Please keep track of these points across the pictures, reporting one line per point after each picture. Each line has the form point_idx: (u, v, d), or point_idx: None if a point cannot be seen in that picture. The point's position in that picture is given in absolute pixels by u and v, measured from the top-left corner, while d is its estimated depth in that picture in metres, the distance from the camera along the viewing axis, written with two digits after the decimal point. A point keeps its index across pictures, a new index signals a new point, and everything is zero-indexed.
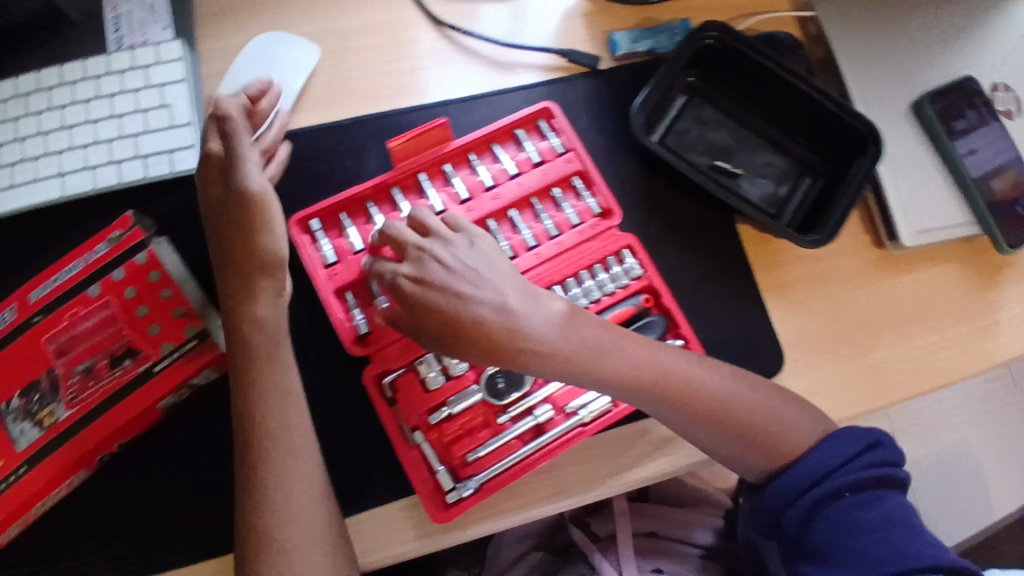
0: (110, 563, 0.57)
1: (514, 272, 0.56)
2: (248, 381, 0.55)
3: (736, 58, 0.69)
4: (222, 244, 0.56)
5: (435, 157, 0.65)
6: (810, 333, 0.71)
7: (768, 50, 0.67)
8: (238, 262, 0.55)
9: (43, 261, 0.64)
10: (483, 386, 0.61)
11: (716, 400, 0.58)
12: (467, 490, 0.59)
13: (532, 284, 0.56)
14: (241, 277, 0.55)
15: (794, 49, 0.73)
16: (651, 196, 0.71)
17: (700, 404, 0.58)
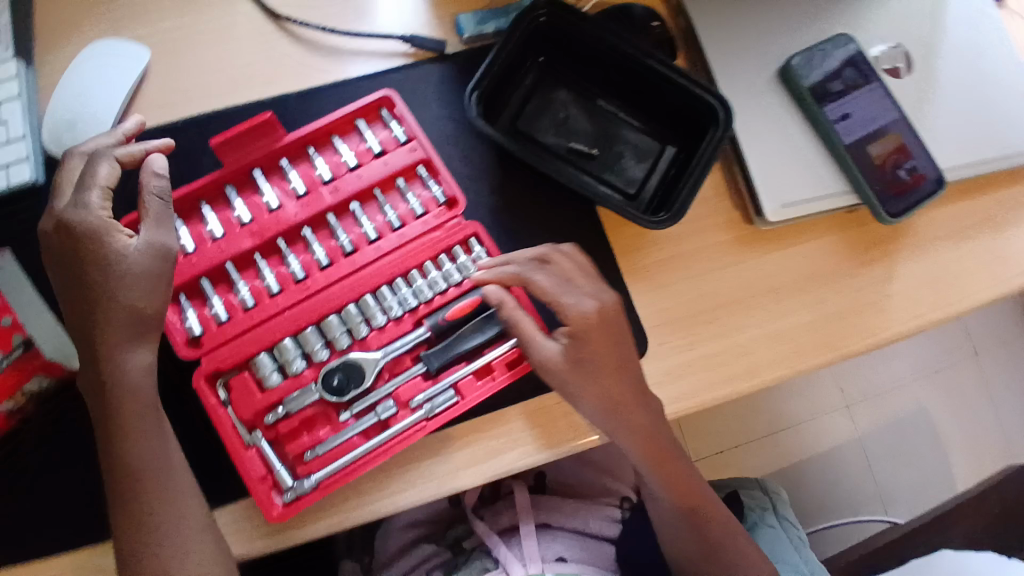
0: None
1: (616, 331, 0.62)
2: (111, 432, 0.55)
3: (577, 36, 0.68)
4: (64, 294, 0.57)
5: (269, 153, 0.65)
6: (673, 314, 0.70)
7: (605, 27, 0.67)
8: (96, 319, 0.56)
9: None
10: (321, 384, 0.61)
11: (683, 463, 0.66)
12: (303, 489, 0.59)
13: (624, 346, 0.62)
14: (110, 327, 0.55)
15: (647, 22, 0.73)
16: (504, 182, 0.70)
17: (676, 469, 0.65)
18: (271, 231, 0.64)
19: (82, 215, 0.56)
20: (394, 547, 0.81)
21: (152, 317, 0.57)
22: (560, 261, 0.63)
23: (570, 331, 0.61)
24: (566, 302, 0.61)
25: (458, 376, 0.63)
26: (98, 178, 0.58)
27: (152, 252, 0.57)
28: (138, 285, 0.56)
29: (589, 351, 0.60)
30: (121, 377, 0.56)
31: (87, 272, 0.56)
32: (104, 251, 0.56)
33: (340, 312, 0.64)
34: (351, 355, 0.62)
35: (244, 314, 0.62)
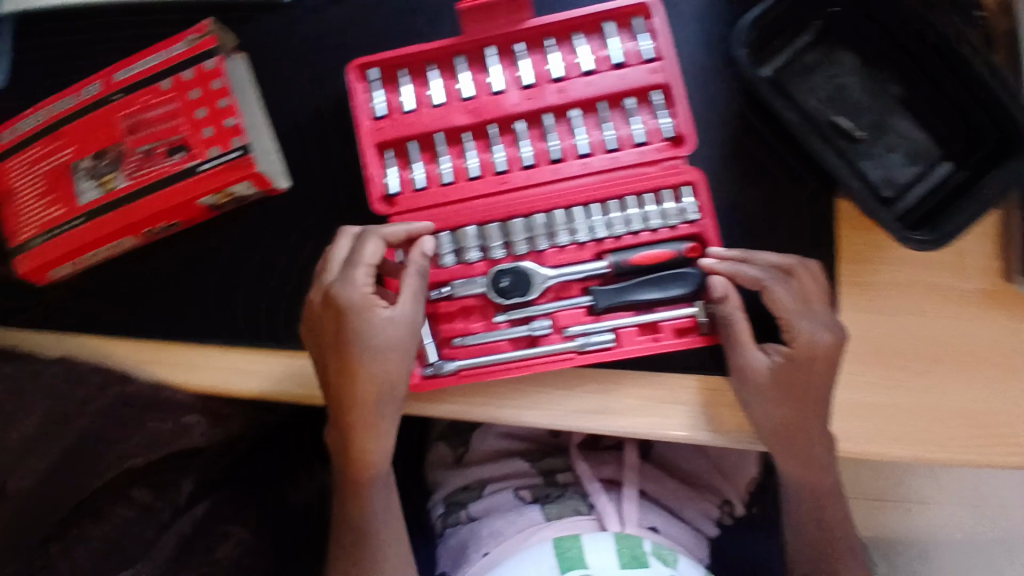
0: (135, 326, 0.65)
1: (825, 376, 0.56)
2: (342, 410, 0.56)
3: None
4: (323, 356, 0.56)
5: (508, 31, 0.59)
6: (875, 344, 0.60)
7: None
8: (335, 328, 0.55)
9: (129, 48, 0.67)
10: (489, 281, 0.60)
11: (829, 490, 0.63)
12: (443, 370, 0.60)
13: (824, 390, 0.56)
14: (348, 407, 0.55)
15: (972, 7, 0.59)
16: (743, 136, 0.63)
17: (816, 494, 0.63)
18: (487, 114, 0.60)
19: (356, 293, 0.54)
20: (488, 449, 0.84)
21: (388, 343, 0.54)
22: (806, 278, 0.57)
23: (790, 353, 0.57)
24: (800, 326, 0.56)
25: (621, 322, 0.59)
26: (364, 259, 0.55)
27: (405, 325, 0.55)
28: (394, 355, 0.55)
29: (798, 382, 0.56)
30: (366, 368, 0.54)
31: (352, 339, 0.54)
32: (366, 326, 0.54)
33: (527, 218, 0.60)
34: (525, 262, 0.60)
35: (438, 189, 0.60)
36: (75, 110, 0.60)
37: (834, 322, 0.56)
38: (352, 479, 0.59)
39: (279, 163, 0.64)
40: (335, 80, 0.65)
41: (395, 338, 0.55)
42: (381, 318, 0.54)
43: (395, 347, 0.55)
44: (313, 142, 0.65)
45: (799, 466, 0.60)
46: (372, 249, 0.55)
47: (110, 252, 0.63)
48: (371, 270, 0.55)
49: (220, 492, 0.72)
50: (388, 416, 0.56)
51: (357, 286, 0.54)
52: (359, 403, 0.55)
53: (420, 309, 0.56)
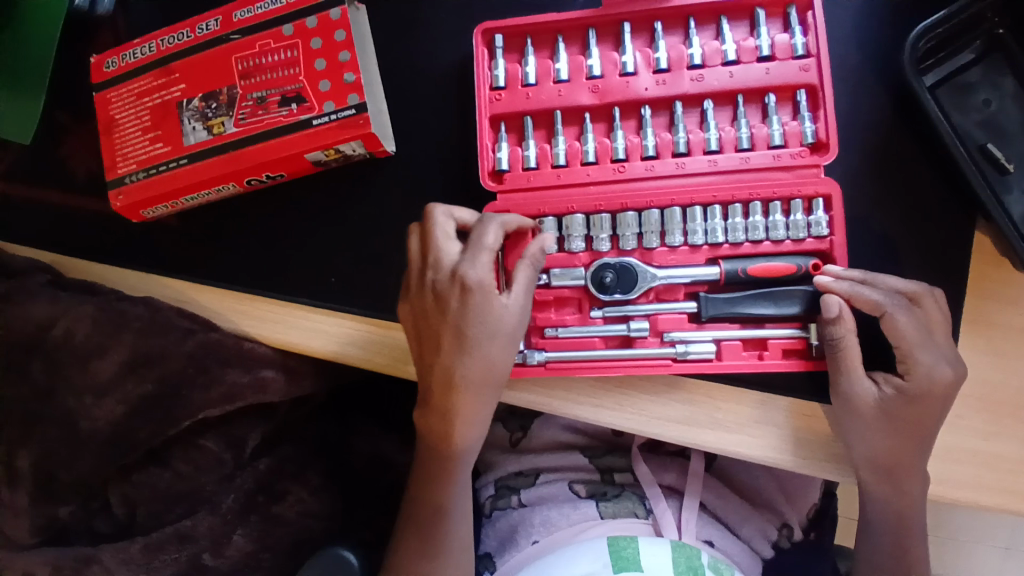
0: (228, 270, 0.66)
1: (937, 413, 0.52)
2: (441, 392, 0.54)
3: None
4: (434, 337, 0.53)
5: (649, 10, 0.57)
6: (993, 391, 0.55)
7: None
8: (450, 310, 0.53)
9: None
10: (590, 274, 0.57)
11: (920, 541, 0.57)
12: (532, 359, 0.57)
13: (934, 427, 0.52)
14: (450, 391, 0.53)
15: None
16: (882, 150, 0.58)
17: (907, 542, 0.57)
18: (614, 96, 0.58)
19: (479, 276, 0.52)
20: (546, 438, 0.83)
21: (501, 330, 0.53)
22: (934, 310, 0.53)
23: (903, 385, 0.53)
24: (921, 359, 0.52)
25: (726, 334, 0.56)
26: (487, 242, 0.53)
27: (519, 313, 0.53)
28: (509, 344, 0.53)
29: (914, 417, 0.52)
30: (477, 353, 0.52)
31: (472, 323, 0.52)
32: (487, 312, 0.52)
33: (641, 212, 0.57)
34: (631, 258, 0.57)
35: (550, 170, 0.59)
36: (190, 47, 0.61)
37: (953, 356, 0.52)
38: (436, 465, 0.57)
39: (388, 124, 0.62)
40: (453, 45, 0.63)
41: (508, 329, 0.53)
42: (502, 305, 0.53)
43: (507, 335, 0.53)
44: (423, 106, 0.63)
45: (894, 505, 0.55)
46: (495, 235, 0.53)
47: (209, 196, 0.64)
48: (490, 256, 0.53)
49: (283, 448, 0.72)
50: (489, 404, 0.54)
51: (479, 269, 0.52)
52: (468, 388, 0.53)
53: (527, 302, 0.54)
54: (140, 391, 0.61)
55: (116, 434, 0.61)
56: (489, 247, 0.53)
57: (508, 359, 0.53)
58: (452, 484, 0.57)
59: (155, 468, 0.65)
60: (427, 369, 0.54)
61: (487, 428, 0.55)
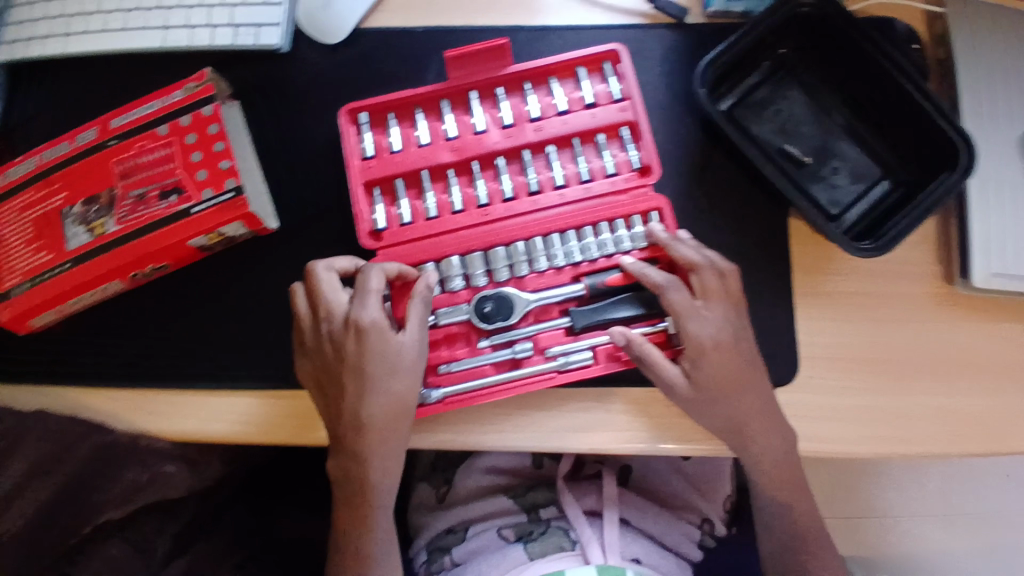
0: (121, 365, 0.66)
1: (737, 369, 0.59)
2: (349, 434, 0.58)
3: (833, 32, 0.67)
4: (342, 382, 0.58)
5: (489, 78, 0.66)
6: (835, 351, 0.64)
7: (871, 32, 0.64)
8: (347, 353, 0.58)
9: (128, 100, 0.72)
10: (472, 307, 0.62)
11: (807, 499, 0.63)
12: (429, 398, 0.60)
13: (750, 385, 0.59)
14: (356, 430, 0.58)
15: (909, 42, 0.68)
16: (702, 166, 0.69)
17: (796, 502, 0.63)
18: (471, 152, 0.66)
19: (371, 316, 0.58)
20: (471, 485, 0.83)
21: (399, 363, 0.58)
22: (710, 283, 0.60)
23: (702, 352, 0.59)
24: (689, 326, 0.59)
25: (599, 340, 0.62)
26: (371, 286, 0.58)
27: (416, 350, 0.59)
28: (410, 379, 0.58)
29: (722, 381, 0.59)
30: (378, 389, 0.58)
31: (371, 363, 0.58)
32: (384, 350, 0.58)
33: (508, 246, 0.64)
34: (507, 288, 0.63)
35: (424, 223, 0.65)
36: (68, 157, 0.65)
37: (720, 310, 0.60)
38: (356, 509, 0.60)
39: (268, 204, 0.67)
40: (324, 126, 0.70)
41: (406, 362, 0.58)
42: (396, 343, 0.58)
43: (403, 369, 0.58)
44: (304, 185, 0.69)
45: (772, 473, 0.61)
46: (378, 277, 0.59)
47: (96, 295, 0.65)
48: (376, 296, 0.58)
49: (199, 546, 0.70)
50: (399, 441, 0.58)
51: (371, 311, 0.58)
52: (376, 427, 0.57)
53: (422, 335, 0.60)
54: (39, 501, 0.59)
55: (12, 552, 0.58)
56: (375, 289, 0.58)
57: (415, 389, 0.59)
58: (376, 524, 0.60)
59: None
60: (336, 415, 0.58)
61: (400, 465, 0.59)
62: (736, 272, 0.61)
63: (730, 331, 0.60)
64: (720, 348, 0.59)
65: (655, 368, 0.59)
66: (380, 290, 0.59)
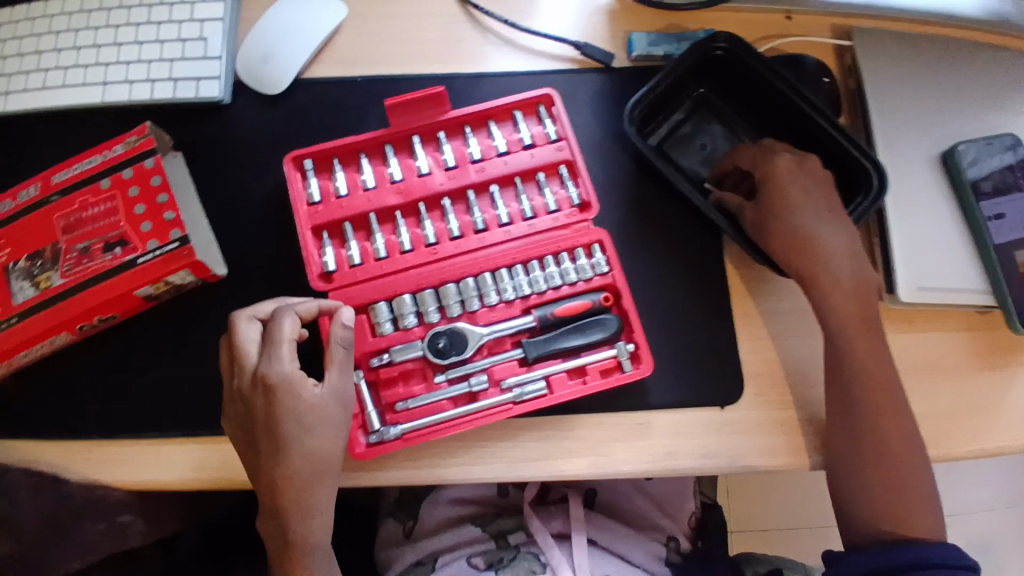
0: (66, 423, 0.64)
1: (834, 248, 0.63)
2: (272, 496, 0.57)
3: (744, 72, 0.72)
4: (260, 440, 0.57)
5: (429, 123, 0.69)
6: (775, 368, 0.67)
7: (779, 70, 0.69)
8: (259, 412, 0.56)
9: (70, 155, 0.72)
10: (426, 344, 0.64)
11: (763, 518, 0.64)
12: (388, 435, 0.62)
13: (840, 259, 0.63)
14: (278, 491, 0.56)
15: (819, 75, 0.74)
16: (640, 197, 0.72)
17: None
18: (416, 194, 0.68)
19: (284, 369, 0.57)
20: (438, 519, 0.84)
21: (317, 417, 0.57)
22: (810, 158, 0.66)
23: (805, 243, 0.63)
24: (811, 219, 0.63)
25: (552, 370, 0.64)
26: (282, 337, 0.57)
27: (338, 399, 0.58)
28: (330, 432, 0.57)
29: (816, 250, 0.63)
30: (296, 448, 0.56)
31: (285, 420, 0.56)
32: (300, 405, 0.56)
33: (459, 283, 0.66)
34: (459, 323, 0.65)
35: (375, 263, 0.66)
36: (15, 213, 0.65)
37: (838, 222, 0.64)
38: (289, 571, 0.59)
39: (217, 252, 0.67)
40: (269, 172, 0.71)
41: (324, 414, 0.57)
42: (313, 395, 0.57)
43: (320, 422, 0.57)
44: (252, 231, 0.69)
45: None
46: (288, 325, 0.58)
47: (42, 350, 0.64)
48: (289, 346, 0.57)
49: None
50: (326, 494, 0.58)
51: (286, 363, 0.57)
52: (299, 485, 0.56)
53: (341, 382, 0.59)
54: None
55: None
56: (290, 337, 0.57)
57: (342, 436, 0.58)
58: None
59: None
60: (259, 472, 0.57)
61: (329, 519, 0.59)
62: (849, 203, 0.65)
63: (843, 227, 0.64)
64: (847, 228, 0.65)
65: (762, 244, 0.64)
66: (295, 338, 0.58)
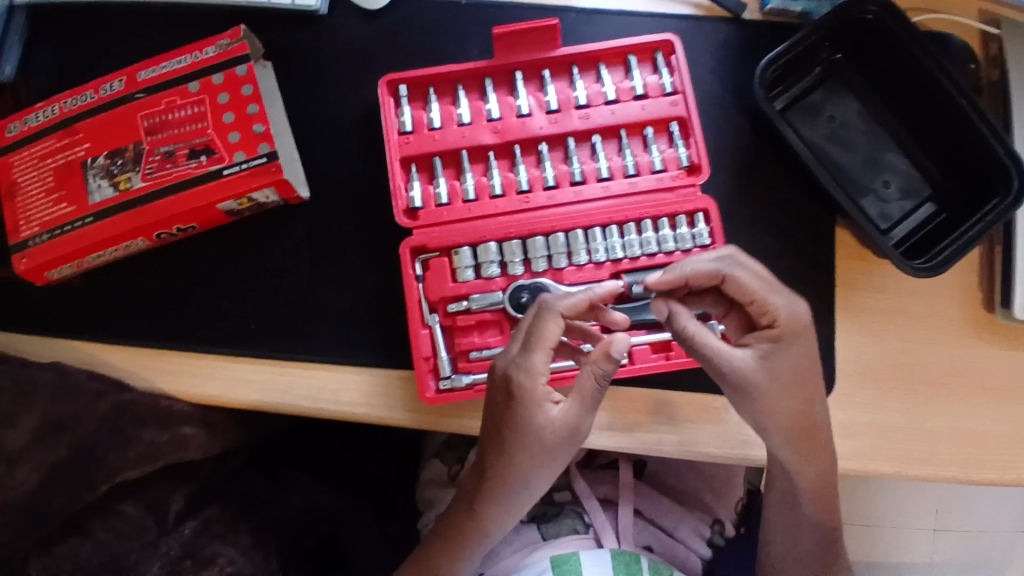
0: (139, 327, 0.64)
1: (777, 386, 0.55)
2: (476, 488, 0.57)
3: (889, 44, 0.65)
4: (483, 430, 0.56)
5: (536, 59, 0.63)
6: (875, 366, 0.64)
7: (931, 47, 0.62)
8: (496, 416, 0.55)
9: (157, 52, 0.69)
10: (508, 296, 0.61)
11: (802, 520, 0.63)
12: (460, 383, 0.60)
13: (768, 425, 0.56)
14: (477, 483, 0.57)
15: (965, 61, 0.66)
16: (750, 168, 0.66)
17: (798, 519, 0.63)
18: (513, 135, 0.63)
19: (527, 377, 0.53)
20: None
21: (524, 434, 0.53)
22: (740, 282, 0.55)
23: (773, 335, 0.56)
24: (714, 345, 0.55)
25: (635, 339, 0.61)
26: (543, 346, 0.53)
27: (568, 424, 0.54)
28: (540, 453, 0.54)
29: (785, 385, 0.55)
30: (500, 455, 0.55)
31: (500, 424, 0.54)
32: (525, 419, 0.53)
33: (548, 236, 0.62)
34: (544, 279, 0.62)
35: (462, 205, 0.63)
36: (93, 107, 0.62)
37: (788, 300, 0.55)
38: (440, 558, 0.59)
39: (300, 171, 0.64)
40: (357, 94, 0.67)
41: (538, 433, 0.53)
42: (545, 414, 0.53)
43: (533, 442, 0.54)
44: (336, 155, 0.66)
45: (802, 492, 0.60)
46: (548, 327, 0.53)
47: (116, 252, 0.63)
48: (544, 353, 0.53)
49: (211, 508, 0.69)
50: (516, 503, 0.56)
51: (537, 375, 0.53)
52: (493, 488, 0.56)
53: (582, 406, 0.54)
54: (53, 458, 0.58)
55: (31, 509, 0.57)
56: (547, 341, 0.53)
57: (557, 459, 0.55)
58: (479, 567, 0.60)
59: (76, 539, 0.60)
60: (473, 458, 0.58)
61: (509, 524, 0.58)
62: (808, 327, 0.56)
63: (801, 321, 0.56)
64: (774, 345, 0.56)
65: (711, 353, 0.55)
66: (555, 343, 0.53)
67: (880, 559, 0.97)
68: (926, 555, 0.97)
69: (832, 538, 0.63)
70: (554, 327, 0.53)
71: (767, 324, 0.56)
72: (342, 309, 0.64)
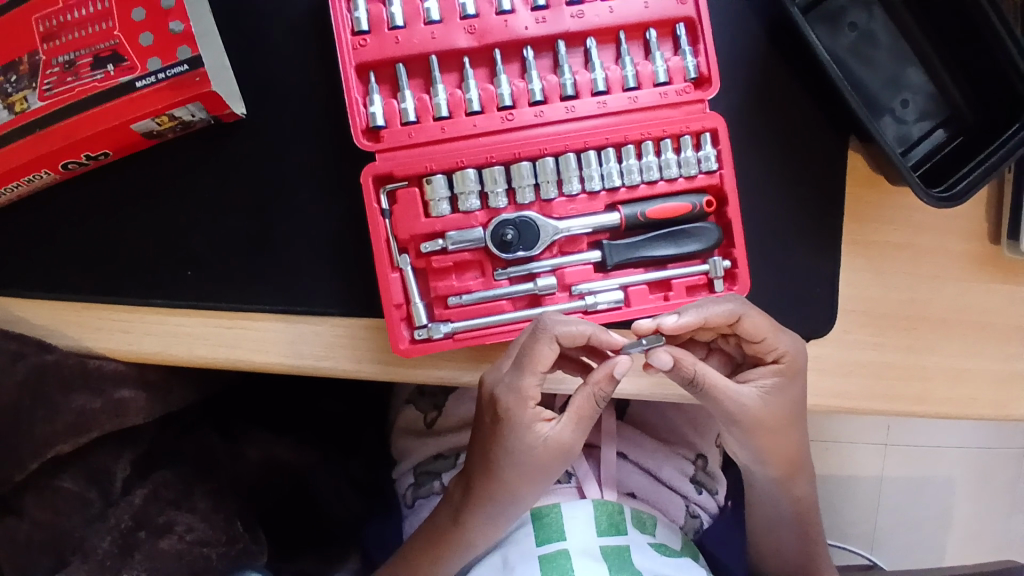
0: (53, 277, 0.54)
1: (774, 425, 0.53)
2: (463, 498, 0.55)
3: None
4: (472, 443, 0.53)
5: None
6: (876, 306, 0.58)
7: None
8: (485, 431, 0.52)
9: None
10: (489, 233, 0.53)
11: (767, 517, 0.63)
12: (438, 333, 0.53)
13: (764, 450, 0.55)
14: (466, 493, 0.55)
15: None
16: (761, 81, 0.59)
17: (759, 515, 0.63)
18: (493, 38, 0.53)
19: (517, 396, 0.49)
20: (464, 415, 0.74)
21: (510, 452, 0.50)
22: (754, 321, 0.51)
23: (774, 369, 0.52)
24: (724, 388, 0.51)
25: (632, 280, 0.54)
26: (532, 365, 0.49)
27: (560, 446, 0.50)
28: (528, 472, 0.51)
29: (779, 419, 0.53)
30: (487, 470, 0.52)
31: (488, 439, 0.51)
32: (515, 440, 0.50)
33: (535, 162, 0.54)
34: (530, 212, 0.54)
35: (433, 123, 0.53)
36: None
37: (792, 341, 0.52)
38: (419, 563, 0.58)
39: (235, 83, 0.53)
40: None
41: (525, 453, 0.50)
42: (532, 435, 0.50)
43: (519, 460, 0.51)
44: (280, 66, 0.56)
45: (768, 495, 0.61)
46: (540, 346, 0.48)
47: (16, 188, 0.52)
48: (533, 374, 0.49)
49: (160, 472, 0.61)
50: (505, 514, 0.54)
51: (527, 393, 0.49)
52: (481, 500, 0.53)
53: (575, 428, 0.50)
54: None
55: None
56: (538, 363, 0.49)
57: (549, 476, 0.52)
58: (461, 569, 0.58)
59: (12, 520, 0.55)
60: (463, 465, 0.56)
61: (498, 531, 0.56)
62: (804, 362, 0.53)
63: (801, 358, 0.53)
64: (781, 380, 0.53)
65: (716, 393, 0.51)
66: (547, 364, 0.49)
67: (832, 477, 0.93)
68: (875, 471, 0.94)
69: (804, 530, 0.62)
70: (544, 347, 0.48)
71: (770, 360, 0.53)
72: (295, 251, 0.55)
